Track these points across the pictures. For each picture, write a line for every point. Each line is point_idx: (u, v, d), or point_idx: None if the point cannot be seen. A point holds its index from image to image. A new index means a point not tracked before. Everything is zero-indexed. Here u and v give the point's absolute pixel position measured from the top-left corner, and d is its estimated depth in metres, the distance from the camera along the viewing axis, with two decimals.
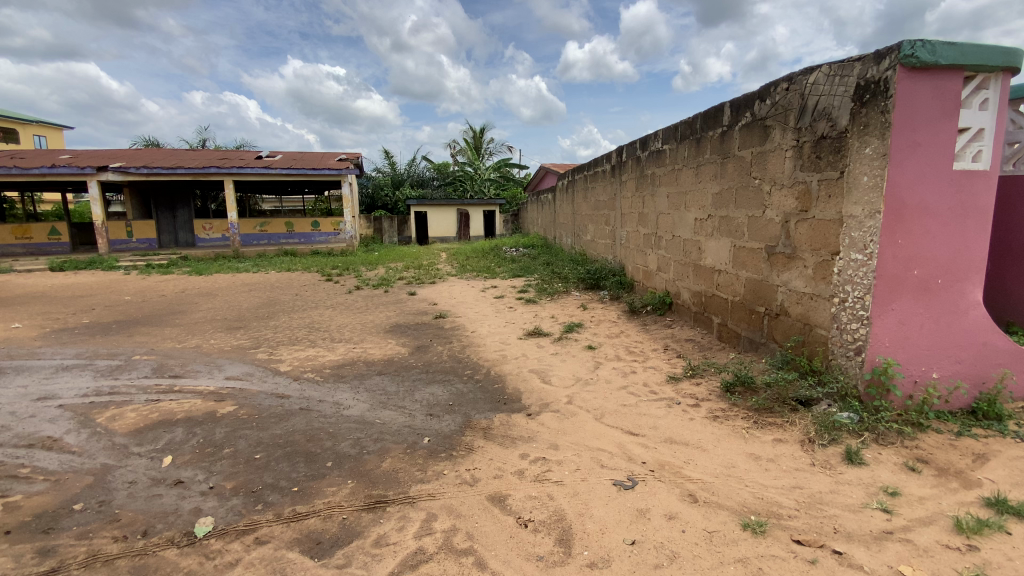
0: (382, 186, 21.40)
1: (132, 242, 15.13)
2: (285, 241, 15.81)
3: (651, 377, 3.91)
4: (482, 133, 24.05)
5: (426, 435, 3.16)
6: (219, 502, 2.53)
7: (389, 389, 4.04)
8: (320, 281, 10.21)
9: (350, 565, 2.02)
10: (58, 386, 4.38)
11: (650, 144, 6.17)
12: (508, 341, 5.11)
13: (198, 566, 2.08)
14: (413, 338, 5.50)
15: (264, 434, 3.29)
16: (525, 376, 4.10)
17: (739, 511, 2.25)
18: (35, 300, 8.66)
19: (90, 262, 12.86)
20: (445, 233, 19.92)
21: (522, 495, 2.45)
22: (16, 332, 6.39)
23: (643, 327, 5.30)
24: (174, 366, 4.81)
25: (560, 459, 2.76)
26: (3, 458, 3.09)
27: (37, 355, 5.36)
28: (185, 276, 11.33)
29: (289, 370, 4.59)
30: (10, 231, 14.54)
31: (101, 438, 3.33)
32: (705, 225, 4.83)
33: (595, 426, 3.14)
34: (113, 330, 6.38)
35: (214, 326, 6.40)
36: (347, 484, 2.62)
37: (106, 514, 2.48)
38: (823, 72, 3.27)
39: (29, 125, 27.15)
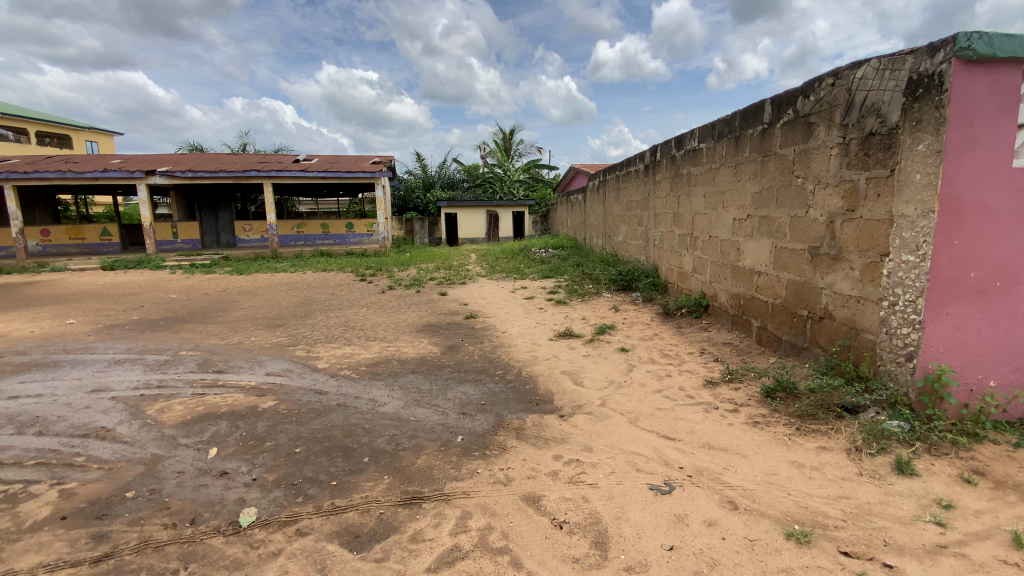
0: (414, 188, 21.73)
1: (177, 242, 15.81)
2: (320, 242, 16.22)
3: (687, 381, 3.83)
4: (512, 135, 24.12)
5: (459, 434, 3.18)
6: (262, 493, 2.61)
7: (423, 387, 4.09)
8: (354, 281, 10.44)
9: (388, 559, 2.05)
10: (110, 379, 4.61)
11: (685, 143, 6.06)
12: (539, 342, 5.10)
13: (244, 554, 2.15)
14: (444, 338, 5.56)
15: (303, 429, 3.38)
16: (557, 377, 4.08)
17: (782, 520, 2.17)
18: (91, 297, 9.16)
19: (139, 262, 13.51)
20: (475, 234, 20.07)
21: (557, 496, 2.43)
22: (73, 327, 6.77)
23: (677, 330, 5.20)
24: (218, 361, 5.00)
25: (595, 462, 2.73)
26: (62, 446, 3.28)
27: (93, 349, 5.66)
28: (227, 276, 11.73)
29: (326, 367, 4.71)
30: (64, 232, 15.23)
31: (151, 429, 3.49)
32: (744, 225, 4.71)
33: (629, 429, 3.10)
34: (160, 326, 6.68)
35: (254, 324, 6.62)
36: (384, 480, 2.66)
37: (156, 502, 2.59)
38: (871, 66, 3.14)
39: (83, 132, 28.72)
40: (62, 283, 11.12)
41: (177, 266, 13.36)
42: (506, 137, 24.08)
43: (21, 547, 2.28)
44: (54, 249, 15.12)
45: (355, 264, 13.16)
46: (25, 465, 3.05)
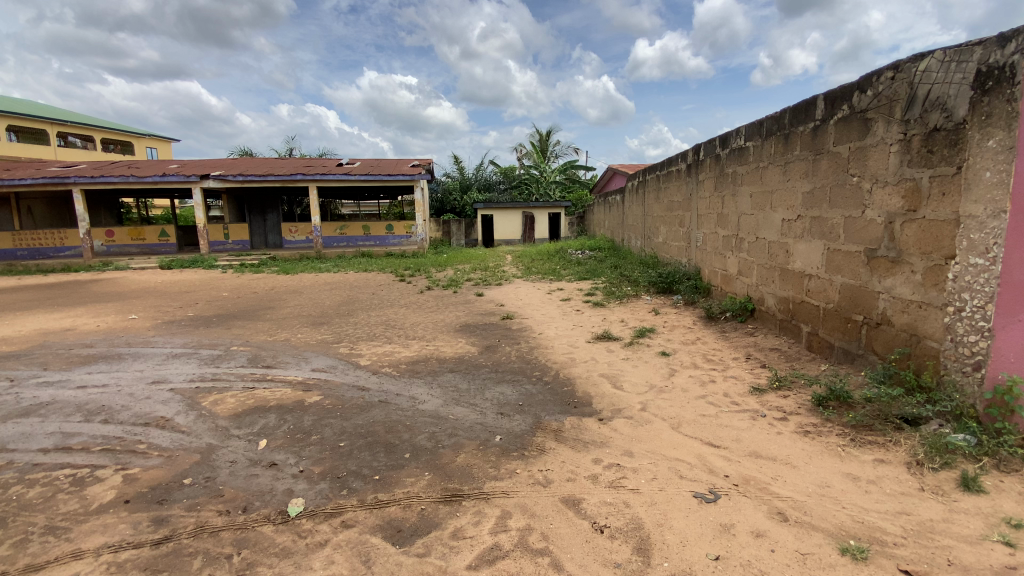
0: (451, 190, 22.01)
1: (228, 242, 16.58)
2: (361, 243, 16.64)
3: (732, 387, 3.70)
4: (548, 136, 24.10)
5: (497, 434, 3.20)
6: (309, 485, 2.70)
7: (461, 386, 4.13)
8: (394, 281, 10.66)
9: (429, 555, 2.08)
10: (168, 371, 4.89)
11: (730, 141, 5.89)
12: (576, 345, 5.06)
13: (292, 543, 2.23)
14: (481, 338, 5.60)
15: (347, 423, 3.47)
16: (595, 380, 4.04)
17: (836, 534, 2.08)
18: (151, 294, 9.73)
19: (194, 262, 14.26)
20: (512, 236, 20.13)
21: (598, 500, 2.40)
22: (135, 322, 7.21)
23: (721, 335, 5.04)
24: (267, 357, 5.21)
25: (636, 467, 2.68)
26: (125, 434, 3.49)
27: (153, 343, 6.01)
28: (274, 275, 12.21)
29: (368, 364, 4.84)
30: (126, 233, 16.17)
31: (206, 420, 3.67)
32: (794, 226, 4.53)
33: (672, 435, 3.03)
34: (214, 323, 7.03)
35: (300, 322, 6.87)
36: (425, 476, 2.70)
37: (211, 489, 2.72)
38: (935, 58, 2.97)
39: (143, 138, 30.51)
40: (125, 281, 11.83)
41: (228, 266, 14.00)
42: (543, 138, 24.06)
43: (90, 527, 2.44)
44: (117, 249, 16.12)
45: (394, 265, 13.41)
46: (92, 451, 3.26)
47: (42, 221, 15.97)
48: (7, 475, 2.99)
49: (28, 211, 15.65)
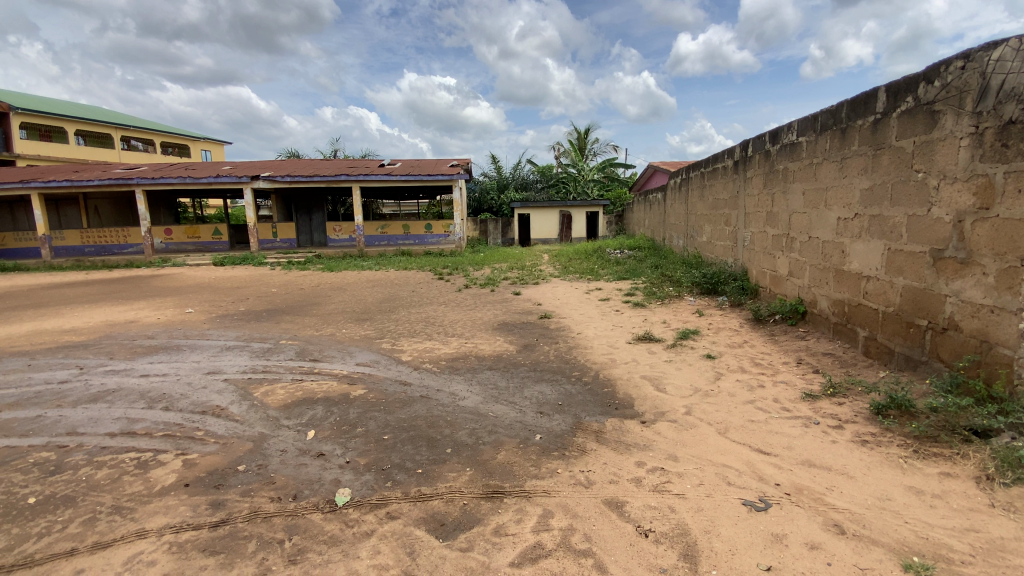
0: (489, 189, 22.14)
1: (276, 241, 17.25)
2: (402, 242, 16.95)
3: (782, 393, 3.56)
4: (587, 134, 23.92)
5: (538, 432, 3.19)
6: (355, 476, 2.77)
7: (500, 384, 4.14)
8: (433, 279, 10.84)
9: (472, 550, 2.10)
10: (222, 362, 5.14)
11: (781, 137, 5.67)
12: (617, 345, 4.99)
13: (340, 531, 2.30)
14: (520, 337, 5.61)
15: (391, 417, 3.55)
16: (637, 382, 3.97)
17: (898, 549, 1.96)
18: (206, 289, 10.25)
19: (244, 259, 14.93)
20: (549, 235, 20.07)
21: (641, 504, 2.36)
22: (191, 315, 7.62)
23: (769, 338, 4.86)
24: (314, 351, 5.40)
25: (681, 472, 2.62)
26: (185, 421, 3.69)
27: (208, 335, 6.34)
28: (319, 273, 12.62)
29: (410, 360, 4.93)
30: (183, 231, 17.10)
31: (258, 410, 3.83)
32: (850, 225, 4.32)
33: (719, 441, 2.94)
34: (264, 317, 7.34)
35: (345, 317, 7.08)
36: (466, 472, 2.73)
37: (263, 476, 2.84)
38: (1011, 45, 2.77)
39: (199, 141, 32.10)
40: (182, 277, 12.49)
41: (276, 263, 14.56)
42: (581, 136, 23.91)
43: (153, 508, 2.59)
44: (174, 246, 17.04)
45: (433, 263, 13.60)
46: (154, 436, 3.46)
47: (108, 219, 17.08)
48: (78, 457, 3.21)
49: (95, 210, 16.79)
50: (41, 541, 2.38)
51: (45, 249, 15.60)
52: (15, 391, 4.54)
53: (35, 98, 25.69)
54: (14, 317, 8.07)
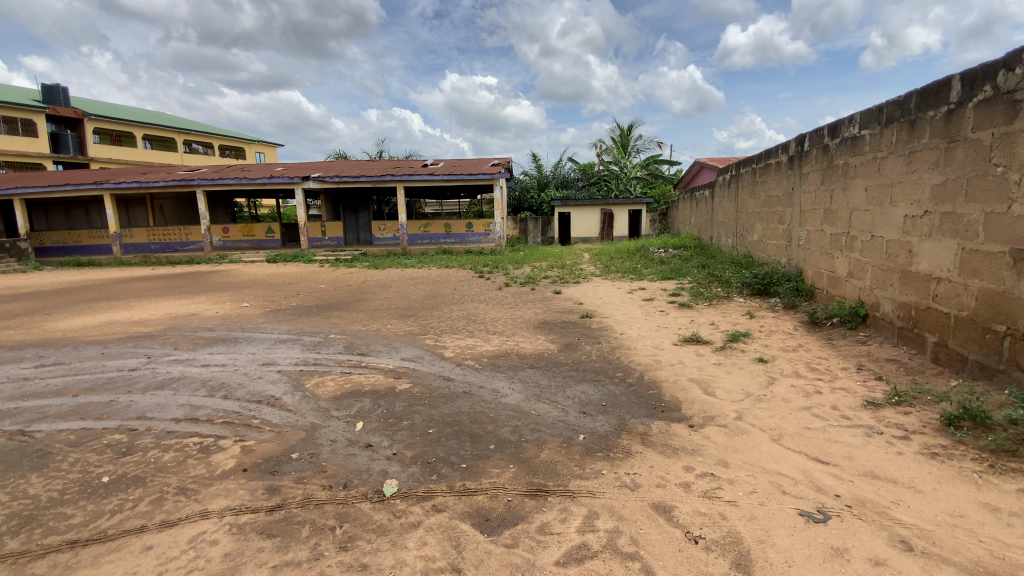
0: (530, 187, 22.14)
1: (324, 239, 17.70)
2: (443, 241, 17.21)
3: (841, 400, 3.38)
4: (630, 131, 23.56)
5: (581, 432, 3.17)
6: (401, 468, 2.84)
7: (542, 382, 4.13)
8: (474, 277, 10.94)
9: (517, 546, 2.11)
10: (277, 354, 5.38)
11: (842, 130, 5.38)
12: (662, 347, 4.88)
13: (388, 521, 2.36)
14: (561, 336, 5.57)
15: (435, 412, 3.62)
16: (684, 385, 3.87)
17: (972, 570, 1.83)
18: (261, 285, 10.75)
19: (295, 256, 15.55)
20: (590, 233, 19.85)
21: (690, 509, 2.30)
22: (247, 309, 8.01)
23: (826, 342, 4.63)
24: (361, 345, 5.57)
25: (732, 478, 2.54)
26: (243, 409, 3.88)
27: (263, 328, 6.65)
28: (365, 270, 13.00)
29: (453, 356, 5.01)
30: (239, 230, 17.99)
31: (309, 401, 3.99)
32: (919, 223, 4.05)
33: (772, 448, 2.83)
34: (314, 312, 7.64)
35: (390, 313, 7.27)
36: (510, 469, 2.74)
37: (316, 465, 2.95)
38: None
39: (254, 143, 33.71)
40: (238, 273, 13.13)
41: (324, 261, 15.10)
42: (624, 133, 23.57)
43: (214, 491, 2.74)
44: (231, 244, 17.96)
45: (474, 261, 13.72)
46: (215, 423, 3.67)
47: (172, 218, 18.20)
48: (147, 440, 3.44)
49: (160, 210, 17.91)
50: (115, 517, 2.56)
51: (116, 246, 16.78)
52: (92, 377, 4.92)
53: (109, 106, 27.71)
54: (91, 309, 8.73)
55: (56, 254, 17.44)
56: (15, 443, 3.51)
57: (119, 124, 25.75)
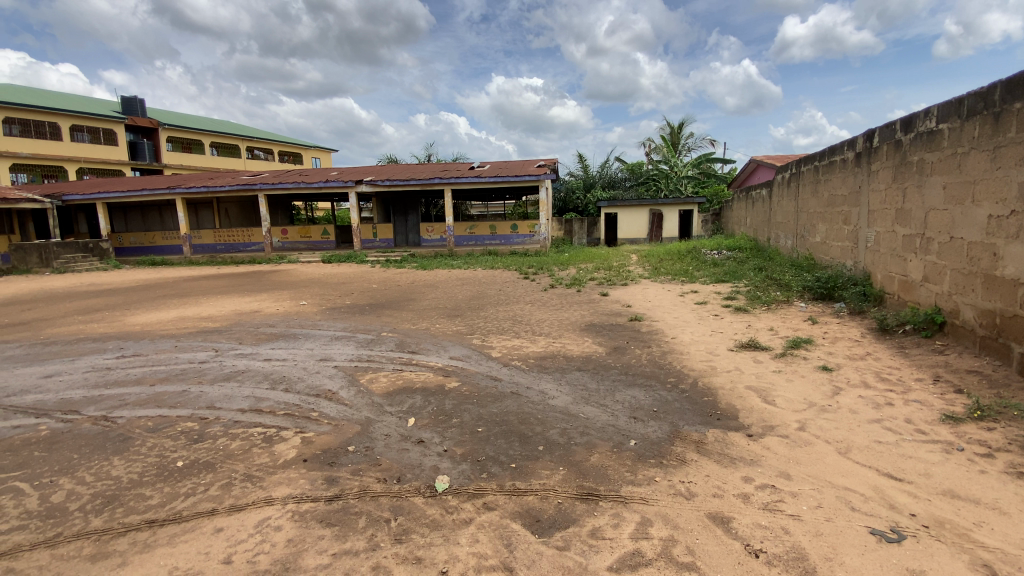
0: (575, 188, 21.99)
1: (376, 240, 18.50)
2: (489, 242, 17.42)
3: (916, 414, 3.15)
4: (680, 129, 22.97)
5: (632, 438, 3.11)
6: (452, 464, 2.89)
7: (590, 385, 4.09)
8: (519, 279, 10.97)
9: (569, 549, 2.10)
10: (333, 350, 5.62)
11: (916, 124, 5.03)
12: (716, 352, 4.71)
13: (441, 516, 2.41)
14: (610, 338, 5.50)
15: (484, 410, 3.66)
16: (741, 393, 3.72)
17: None
18: (316, 284, 11.23)
19: (348, 257, 16.14)
20: (637, 234, 19.46)
21: (750, 522, 2.21)
22: (305, 307, 8.41)
23: (897, 351, 4.33)
24: (411, 343, 5.72)
25: (796, 491, 2.42)
26: (302, 402, 4.07)
27: (319, 325, 6.95)
28: (413, 270, 13.33)
29: (500, 356, 5.05)
30: (297, 232, 18.92)
31: (364, 396, 4.13)
32: (1005, 224, 3.72)
33: (839, 461, 2.68)
34: (367, 310, 7.91)
35: (438, 313, 7.42)
36: (560, 471, 2.73)
37: (371, 458, 3.05)
38: None
39: (311, 149, 35.30)
40: (296, 272, 13.79)
41: (376, 261, 15.61)
42: (674, 131, 23.00)
43: (277, 479, 2.89)
44: (290, 245, 18.88)
45: (519, 263, 13.78)
46: (277, 414, 3.86)
47: (236, 220, 19.34)
48: (216, 429, 3.67)
49: (226, 212, 19.08)
50: (188, 500, 2.75)
51: (187, 246, 17.99)
52: (167, 368, 5.30)
53: (181, 116, 29.79)
54: (165, 305, 9.39)
55: (134, 254, 18.94)
56: (101, 427, 3.83)
57: (189, 133, 27.64)
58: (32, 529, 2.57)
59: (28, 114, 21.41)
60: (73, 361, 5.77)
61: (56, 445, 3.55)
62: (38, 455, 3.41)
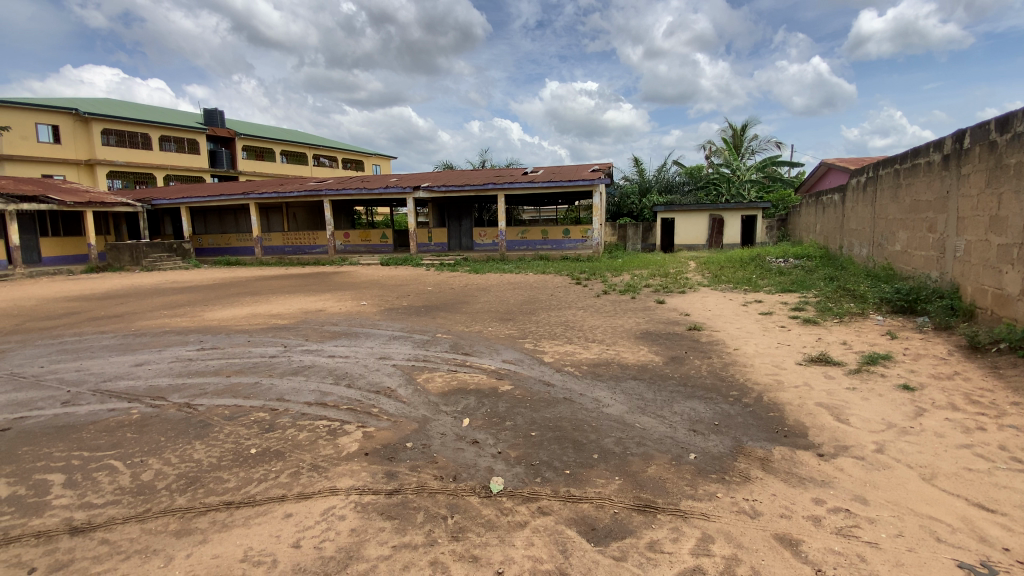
0: (631, 193, 21.61)
1: (431, 244, 19.05)
2: (540, 247, 17.56)
3: (1012, 440, 2.86)
4: (744, 130, 22.07)
5: (691, 451, 3.02)
6: (506, 466, 2.92)
7: (646, 395, 4.00)
8: (571, 284, 10.92)
9: (626, 560, 2.08)
10: (391, 349, 5.82)
11: (1013, 124, 4.60)
12: (783, 366, 4.48)
13: (496, 517, 2.44)
14: (667, 348, 5.36)
15: (537, 415, 3.68)
16: (811, 409, 3.52)
17: None
18: (374, 285, 11.69)
19: (404, 260, 16.67)
20: (695, 240, 18.65)
21: (821, 546, 2.10)
22: (365, 307, 8.77)
23: (990, 371, 3.94)
24: (465, 345, 5.83)
25: (873, 517, 2.27)
26: (364, 398, 4.24)
27: (378, 324, 7.23)
28: (466, 274, 13.59)
29: (552, 362, 5.04)
30: (358, 236, 19.72)
31: (421, 394, 4.26)
32: None
33: (922, 488, 2.48)
34: (422, 312, 8.15)
35: (491, 316, 7.51)
36: (616, 480, 2.70)
37: (428, 455, 3.13)
38: None
39: (372, 157, 36.82)
40: (356, 274, 14.41)
41: (431, 265, 16.02)
42: (737, 133, 22.14)
43: (341, 470, 3.03)
44: (351, 248, 19.78)
45: (571, 268, 13.72)
46: (341, 408, 4.05)
47: (303, 224, 20.47)
48: (285, 419, 3.90)
49: (293, 216, 20.22)
50: (261, 485, 2.94)
51: (258, 247, 19.24)
52: (241, 360, 5.70)
53: (256, 127, 31.92)
54: (239, 302, 10.10)
55: (212, 254, 20.54)
56: (184, 413, 4.17)
57: (262, 141, 29.56)
58: (124, 504, 2.84)
59: (124, 126, 23.76)
60: (160, 351, 6.32)
61: (146, 428, 3.90)
62: (131, 436, 3.75)
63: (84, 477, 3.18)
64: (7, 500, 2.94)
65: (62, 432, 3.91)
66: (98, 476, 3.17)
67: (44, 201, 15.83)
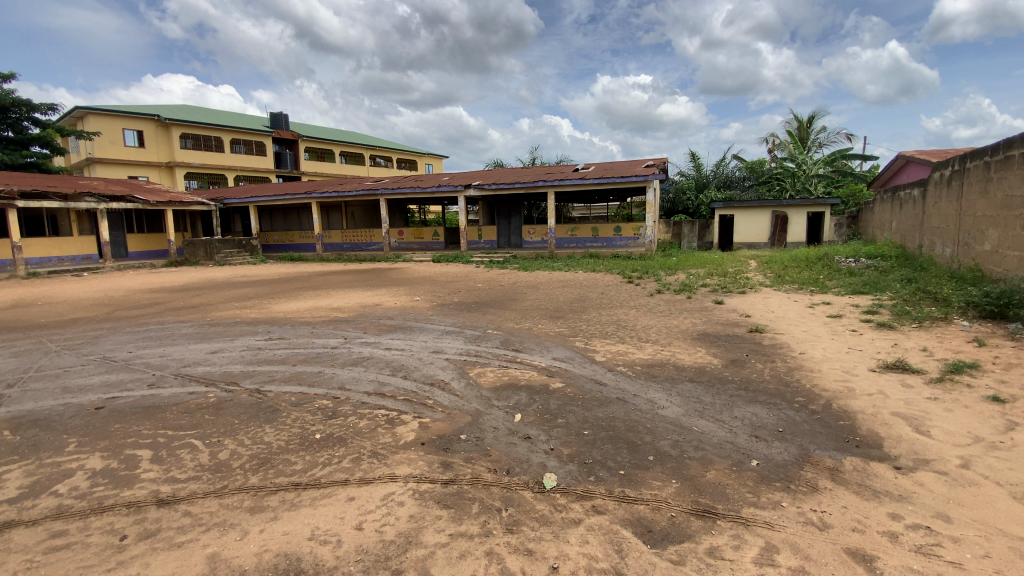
0: (685, 189, 20.92)
1: (480, 241, 19.44)
2: (590, 245, 17.40)
3: None
4: (811, 121, 20.82)
5: (753, 457, 2.91)
6: (559, 464, 2.93)
7: (704, 398, 3.88)
8: (622, 282, 10.75)
9: (684, 564, 2.05)
10: (444, 343, 5.97)
11: None
12: (854, 372, 4.22)
13: (550, 513, 2.46)
14: (726, 350, 5.17)
15: (589, 414, 3.66)
16: (886, 420, 3.30)
17: None
18: (426, 282, 11.97)
19: (456, 257, 16.95)
20: (755, 238, 17.84)
21: (898, 563, 1.98)
22: (419, 302, 9.02)
23: None
24: (515, 342, 5.88)
25: (956, 536, 2.11)
26: (419, 390, 4.38)
27: (431, 319, 7.42)
28: (516, 271, 13.67)
29: (604, 361, 4.99)
30: (411, 233, 20.40)
31: (473, 388, 4.34)
32: None
33: (1014, 507, 2.28)
34: (473, 308, 8.28)
35: (542, 314, 7.52)
36: (672, 483, 2.65)
37: (481, 448, 3.20)
38: None
39: (426, 156, 37.68)
40: (409, 270, 14.82)
41: (481, 262, 16.21)
42: (804, 125, 20.93)
43: (399, 458, 3.15)
44: (405, 245, 20.43)
45: (622, 266, 13.48)
46: (398, 399, 4.21)
47: (360, 222, 21.30)
48: (347, 407, 4.09)
49: (351, 214, 21.07)
50: (325, 469, 3.11)
51: (319, 244, 20.19)
52: (305, 350, 6.03)
53: (318, 128, 33.42)
54: (302, 295, 10.66)
55: (278, 249, 21.74)
56: (255, 398, 4.46)
57: (323, 142, 30.93)
58: (204, 480, 3.08)
59: (200, 130, 25.54)
60: (232, 340, 6.79)
61: (222, 411, 4.21)
62: (208, 418, 4.06)
63: (169, 453, 3.47)
64: (102, 472, 3.25)
65: (149, 412, 4.29)
66: (181, 454, 3.46)
67: (131, 201, 17.29)
